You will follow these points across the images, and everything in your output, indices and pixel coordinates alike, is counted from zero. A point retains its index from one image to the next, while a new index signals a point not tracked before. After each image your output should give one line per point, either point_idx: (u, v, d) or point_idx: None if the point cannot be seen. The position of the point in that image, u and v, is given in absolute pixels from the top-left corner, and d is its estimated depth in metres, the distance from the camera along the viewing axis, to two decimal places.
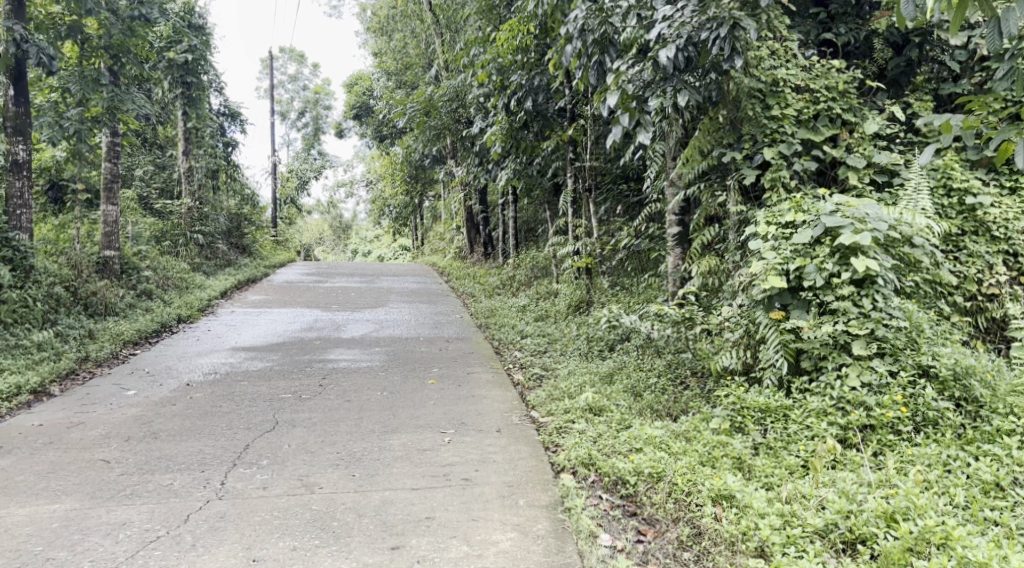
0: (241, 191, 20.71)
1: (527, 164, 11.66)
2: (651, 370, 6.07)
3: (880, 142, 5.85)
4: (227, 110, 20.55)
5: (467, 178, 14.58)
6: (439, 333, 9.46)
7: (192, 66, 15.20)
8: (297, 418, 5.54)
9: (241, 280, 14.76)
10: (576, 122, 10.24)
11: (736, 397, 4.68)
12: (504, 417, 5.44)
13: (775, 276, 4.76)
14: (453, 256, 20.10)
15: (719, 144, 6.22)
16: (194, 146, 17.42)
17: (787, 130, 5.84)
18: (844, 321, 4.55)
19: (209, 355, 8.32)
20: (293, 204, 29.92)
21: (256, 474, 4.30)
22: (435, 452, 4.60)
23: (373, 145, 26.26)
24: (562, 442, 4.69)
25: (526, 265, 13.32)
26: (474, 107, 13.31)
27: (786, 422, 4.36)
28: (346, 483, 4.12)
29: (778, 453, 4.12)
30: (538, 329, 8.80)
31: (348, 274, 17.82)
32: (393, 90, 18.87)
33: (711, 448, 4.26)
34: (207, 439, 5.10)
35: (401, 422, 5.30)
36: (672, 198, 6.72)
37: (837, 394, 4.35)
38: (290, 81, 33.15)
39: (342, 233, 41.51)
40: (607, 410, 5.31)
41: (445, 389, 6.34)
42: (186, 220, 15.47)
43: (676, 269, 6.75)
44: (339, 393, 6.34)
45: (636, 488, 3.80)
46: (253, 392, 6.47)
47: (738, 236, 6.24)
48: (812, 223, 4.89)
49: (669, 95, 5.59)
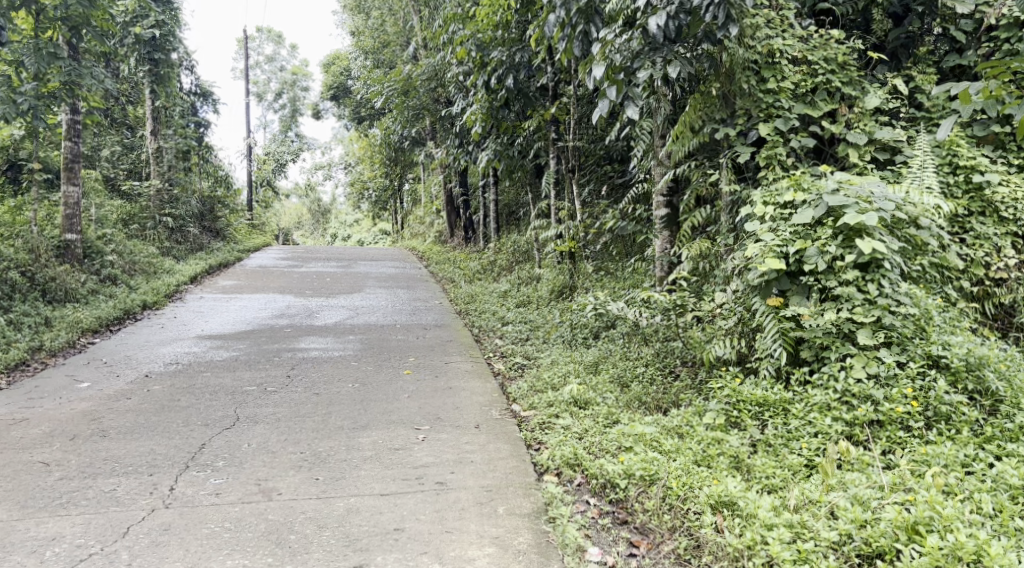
0: (215, 173, 20.09)
1: (508, 144, 11.28)
2: (638, 360, 5.76)
3: (881, 118, 5.51)
4: (199, 90, 19.87)
5: (447, 159, 14.16)
6: (416, 320, 9.07)
7: (159, 42, 14.57)
8: (260, 414, 5.15)
9: (213, 264, 14.24)
10: (559, 100, 9.86)
11: (731, 390, 4.38)
12: (483, 410, 5.09)
13: (773, 259, 4.43)
14: (434, 240, 19.68)
15: (710, 120, 5.86)
16: (163, 126, 16.77)
17: (784, 105, 5.51)
18: (848, 308, 4.24)
19: (172, 344, 7.86)
20: (270, 186, 29.25)
21: (209, 478, 3.91)
22: (408, 452, 4.23)
23: (351, 126, 25.60)
24: (546, 440, 4.35)
25: (508, 249, 12.94)
26: (453, 87, 12.87)
27: (787, 417, 4.06)
28: (308, 488, 3.74)
29: (778, 453, 3.82)
30: (519, 316, 8.45)
31: (324, 258, 17.34)
32: (371, 70, 18.31)
33: (706, 446, 3.97)
34: (160, 437, 4.68)
35: (372, 418, 4.92)
36: (660, 179, 6.38)
37: (841, 387, 4.03)
38: (267, 62, 32.36)
39: (321, 217, 40.75)
40: (593, 403, 4.99)
41: (421, 380, 5.97)
42: (155, 203, 14.91)
43: (665, 253, 6.44)
44: (308, 385, 5.94)
45: (627, 493, 3.47)
46: (216, 385, 6.06)
47: (731, 218, 5.91)
48: (812, 202, 4.56)
49: (658, 66, 5.16)
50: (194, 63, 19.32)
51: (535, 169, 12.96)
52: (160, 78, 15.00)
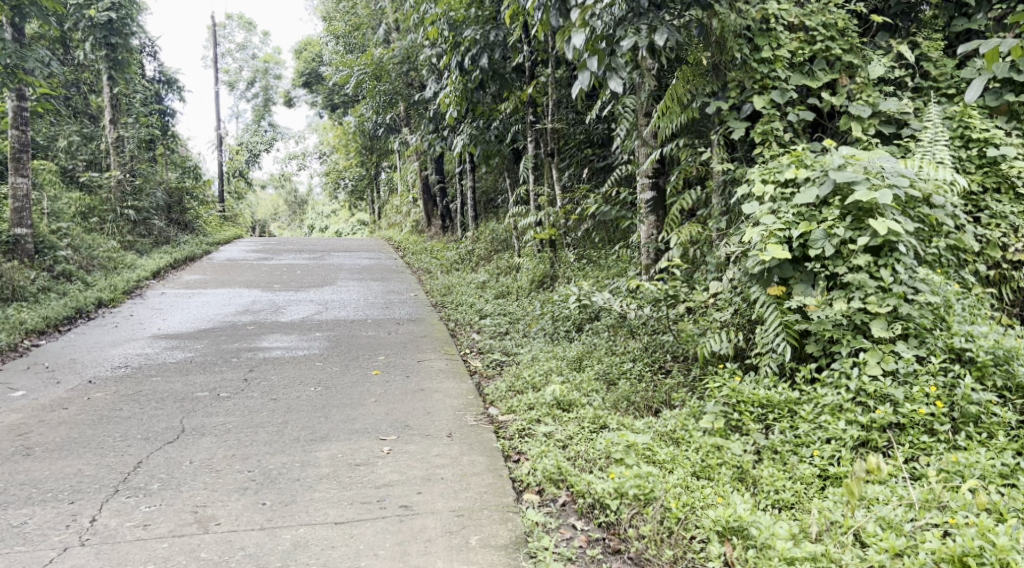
0: (182, 163, 19.35)
1: (484, 128, 10.76)
2: (625, 355, 5.35)
3: (886, 88, 5.05)
4: (164, 77, 19.04)
5: (422, 145, 13.58)
6: (389, 314, 8.55)
7: (117, 25, 13.76)
8: (208, 424, 4.64)
9: (179, 259, 13.62)
10: (537, 80, 9.33)
11: (730, 389, 3.99)
12: (457, 415, 4.61)
13: (775, 244, 4.01)
14: (411, 230, 19.05)
15: (700, 93, 5.40)
16: (123, 115, 15.80)
17: (780, 76, 5.04)
18: (860, 297, 3.82)
19: (125, 345, 7.29)
20: (243, 177, 28.46)
21: (138, 506, 3.39)
22: (370, 468, 3.75)
23: (325, 114, 24.83)
24: (526, 450, 3.89)
25: (486, 238, 12.45)
26: (426, 68, 12.26)
27: (795, 420, 3.66)
28: (251, 516, 3.26)
29: (786, 464, 3.43)
30: (498, 307, 8.00)
31: (297, 251, 16.70)
32: (343, 54, 17.57)
33: (705, 455, 3.60)
34: (92, 454, 4.15)
35: (333, 427, 4.43)
36: (646, 159, 5.95)
37: (855, 387, 3.60)
38: (238, 50, 31.40)
39: (299, 209, 39.83)
40: (578, 405, 4.56)
41: (391, 381, 5.48)
42: (117, 195, 14.16)
43: (651, 240, 5.99)
44: (266, 389, 5.43)
45: (620, 516, 3.04)
46: (165, 390, 5.52)
47: (723, 201, 5.47)
48: (817, 180, 4.12)
49: (643, 33, 4.72)
50: (156, 49, 18.48)
51: (513, 154, 12.41)
52: (118, 64, 14.19)
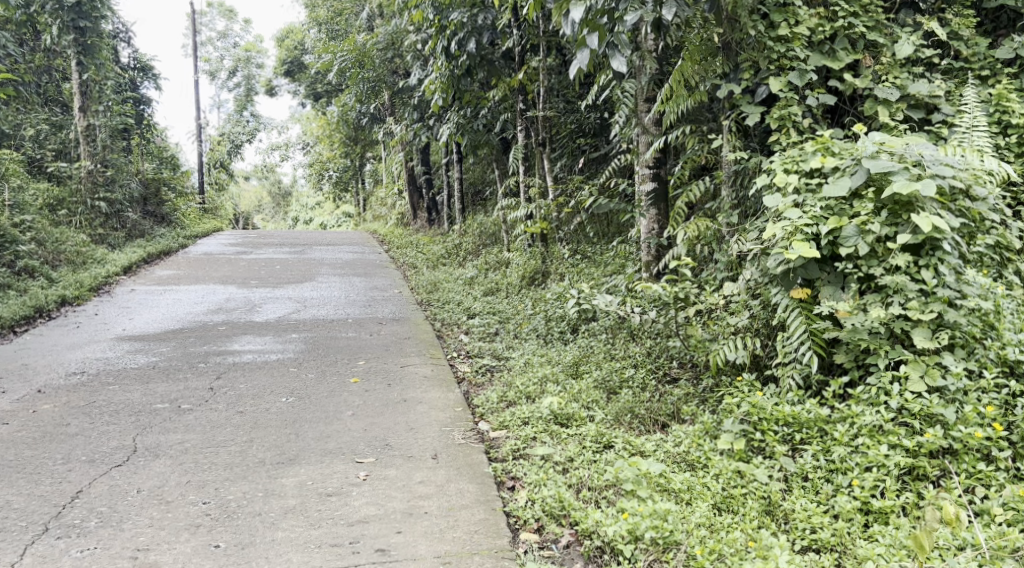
0: (158, 154, 18.73)
1: (471, 117, 10.25)
2: (626, 360, 4.92)
3: (914, 68, 4.61)
4: (139, 64, 18.31)
5: (407, 135, 13.03)
6: (372, 313, 8.06)
7: (86, 7, 13.04)
8: (165, 443, 4.13)
9: (152, 253, 13.00)
10: (528, 65, 8.82)
11: (751, 405, 3.56)
12: (444, 430, 4.14)
13: (802, 242, 3.58)
14: (396, 222, 18.52)
15: (709, 76, 4.95)
16: (94, 102, 14.26)
17: (798, 55, 4.57)
18: (899, 302, 3.37)
19: (85, 348, 6.74)
20: (224, 168, 27.77)
21: (67, 550, 2.90)
22: (345, 498, 3.28)
23: (308, 103, 24.16)
24: (523, 475, 3.44)
25: (474, 231, 11.94)
26: (411, 55, 11.70)
27: (827, 443, 3.23)
28: (200, 564, 2.78)
29: (820, 495, 3.01)
30: (487, 306, 7.52)
31: (277, 244, 16.14)
32: (326, 41, 16.94)
33: (727, 483, 3.17)
34: (25, 480, 3.62)
35: (305, 447, 3.94)
36: (647, 148, 5.50)
37: (896, 405, 3.17)
38: (219, 39, 30.64)
39: (282, 201, 39.04)
40: (577, 419, 4.12)
41: (371, 391, 5.01)
42: (87, 186, 13.46)
43: (651, 235, 5.56)
44: (232, 400, 4.92)
45: (634, 565, 2.63)
46: (121, 401, 5.00)
47: (734, 192, 5.02)
48: (848, 170, 3.68)
49: (649, 8, 4.30)
50: (131, 35, 17.75)
51: (502, 144, 11.92)
52: (87, 50, 13.33)
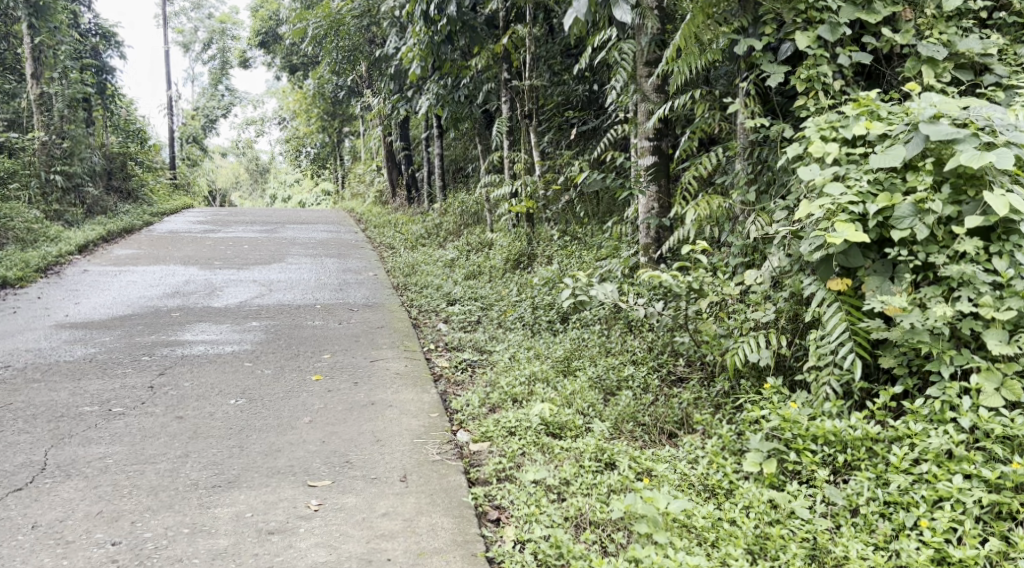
0: (124, 127, 17.79)
1: (452, 86, 9.51)
2: (626, 356, 4.31)
3: (963, 22, 3.96)
4: (101, 31, 17.27)
5: (384, 107, 12.22)
6: (342, 299, 7.38)
7: None
8: (82, 458, 3.45)
9: (112, 231, 12.19)
10: (514, 29, 8.09)
11: (783, 419, 2.97)
12: (417, 443, 3.51)
13: (846, 222, 2.96)
14: (376, 200, 17.76)
15: (723, 31, 4.30)
16: (50, 69, 13.28)
17: (829, 6, 3.92)
18: (966, 297, 2.79)
19: (16, 337, 6.00)
20: (197, 143, 26.72)
21: None
22: (291, 536, 2.66)
23: (284, 76, 23.16)
24: (509, 505, 2.84)
25: (455, 210, 11.24)
26: (387, 21, 10.89)
27: (880, 469, 2.65)
28: None
29: (879, 536, 2.44)
30: (468, 291, 6.89)
31: (248, 222, 15.35)
32: (301, 9, 15.99)
33: (762, 519, 2.58)
34: None
35: (250, 465, 3.30)
36: (648, 116, 4.86)
37: (968, 423, 2.59)
38: (192, 9, 29.45)
39: (260, 177, 38.02)
40: (571, 429, 3.51)
41: (334, 392, 4.36)
42: (42, 158, 12.55)
43: (650, 213, 4.95)
44: (172, 403, 4.25)
45: None
46: (42, 402, 4.30)
47: (751, 166, 4.40)
48: (900, 137, 3.06)
49: None
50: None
51: (486, 117, 11.21)
52: (39, 12, 12.31)
